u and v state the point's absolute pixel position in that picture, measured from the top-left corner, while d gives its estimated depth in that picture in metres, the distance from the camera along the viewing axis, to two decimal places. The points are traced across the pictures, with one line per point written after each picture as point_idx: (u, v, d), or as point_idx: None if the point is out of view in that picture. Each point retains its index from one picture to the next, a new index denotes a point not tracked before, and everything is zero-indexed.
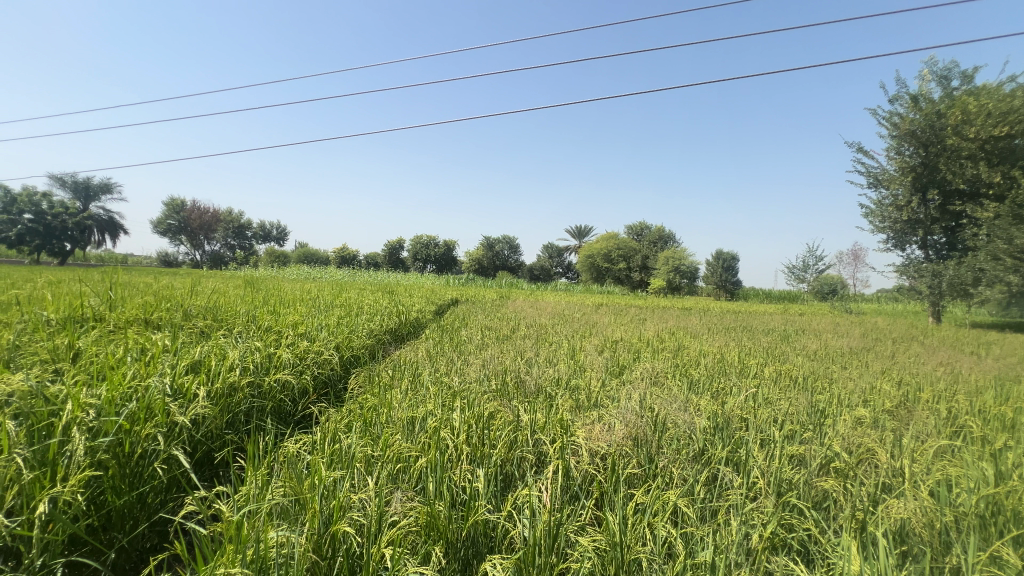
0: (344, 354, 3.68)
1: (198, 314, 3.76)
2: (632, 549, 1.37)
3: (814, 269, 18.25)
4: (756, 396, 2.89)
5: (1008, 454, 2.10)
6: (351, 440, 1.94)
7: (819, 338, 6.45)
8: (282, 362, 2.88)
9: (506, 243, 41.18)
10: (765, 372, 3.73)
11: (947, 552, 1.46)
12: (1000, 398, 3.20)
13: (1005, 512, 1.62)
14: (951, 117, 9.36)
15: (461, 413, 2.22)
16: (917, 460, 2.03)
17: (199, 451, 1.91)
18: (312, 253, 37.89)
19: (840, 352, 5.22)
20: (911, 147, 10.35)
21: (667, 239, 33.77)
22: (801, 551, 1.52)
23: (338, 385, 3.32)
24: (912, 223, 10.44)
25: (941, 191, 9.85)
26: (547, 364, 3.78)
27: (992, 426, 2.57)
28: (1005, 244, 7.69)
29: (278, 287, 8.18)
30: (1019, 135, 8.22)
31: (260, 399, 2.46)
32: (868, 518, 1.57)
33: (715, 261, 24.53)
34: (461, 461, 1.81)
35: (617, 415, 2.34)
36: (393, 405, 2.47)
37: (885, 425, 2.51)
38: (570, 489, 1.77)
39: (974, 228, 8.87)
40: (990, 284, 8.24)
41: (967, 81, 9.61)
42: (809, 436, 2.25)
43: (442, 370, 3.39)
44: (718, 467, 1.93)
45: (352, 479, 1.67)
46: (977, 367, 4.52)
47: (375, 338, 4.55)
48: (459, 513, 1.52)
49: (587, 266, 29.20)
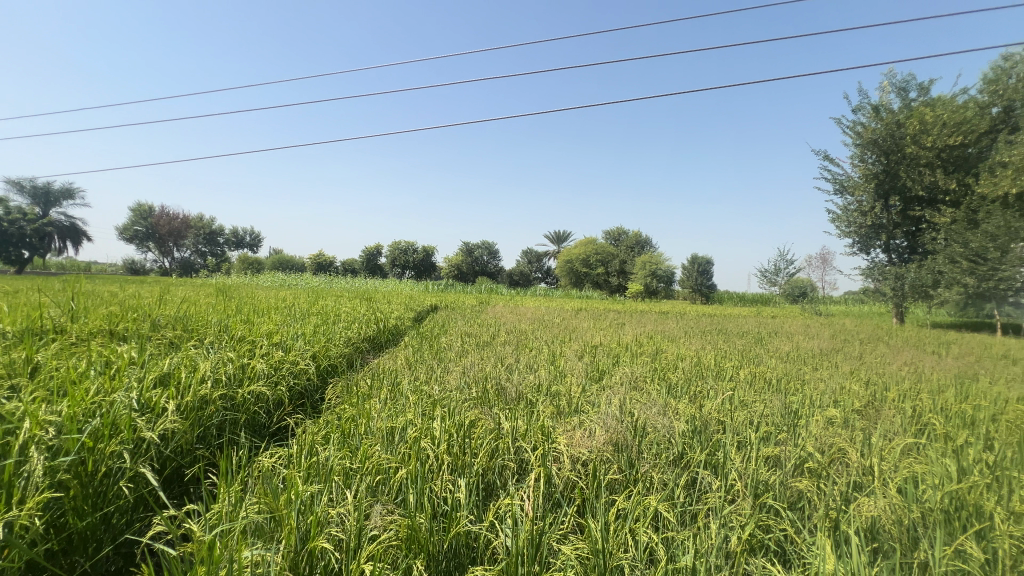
0: (321, 363, 3.61)
1: (167, 324, 3.64)
2: (614, 556, 1.38)
3: (784, 272, 18.83)
4: (732, 399, 2.95)
5: (970, 450, 2.19)
6: (328, 453, 1.89)
7: (791, 340, 6.63)
8: (256, 373, 2.80)
9: (486, 249, 41.60)
10: (741, 374, 3.82)
11: (914, 548, 1.52)
12: (961, 395, 3.36)
13: (968, 507, 1.69)
14: (910, 126, 9.80)
15: (441, 422, 2.20)
16: (885, 458, 2.10)
17: (168, 468, 1.84)
18: (287, 260, 37.10)
19: (812, 353, 5.39)
20: (873, 155, 10.63)
21: (645, 244, 34.42)
22: (778, 552, 1.56)
23: (315, 396, 3.25)
24: (875, 228, 10.77)
25: (902, 197, 10.28)
26: (527, 370, 3.78)
27: (954, 423, 2.68)
28: (963, 247, 8.27)
29: (251, 295, 7.97)
30: (972, 144, 8.83)
31: (232, 412, 2.38)
32: (841, 517, 1.62)
33: (692, 265, 25.02)
34: (441, 471, 1.79)
35: (597, 421, 2.35)
36: (372, 415, 2.42)
37: (855, 425, 2.59)
38: (552, 497, 1.76)
39: (933, 232, 9.52)
40: (949, 285, 8.81)
41: (924, 92, 10.09)
42: (784, 437, 2.31)
43: (421, 378, 3.36)
44: (697, 471, 1.96)
45: (329, 493, 1.64)
46: (939, 366, 4.73)
47: (352, 346, 4.49)
48: (440, 525, 1.50)
49: (566, 271, 29.49)
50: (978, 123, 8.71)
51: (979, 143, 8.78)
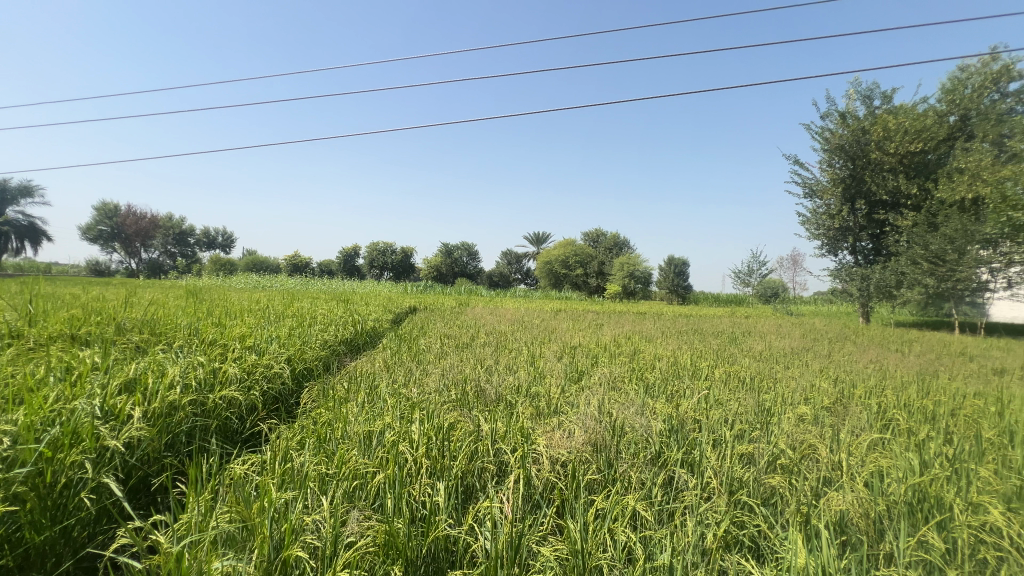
0: (297, 367, 3.53)
1: (133, 328, 3.50)
2: (593, 557, 1.39)
3: (757, 273, 19.33)
4: (707, 397, 3.02)
5: (931, 444, 2.28)
6: (304, 459, 1.86)
7: (764, 339, 6.81)
8: (228, 377, 2.72)
9: (465, 250, 41.51)
10: (716, 373, 3.90)
11: (880, 540, 1.57)
12: (922, 391, 3.50)
13: (930, 499, 1.76)
14: (874, 133, 10.33)
15: (420, 425, 2.18)
16: (853, 453, 2.17)
17: (134, 478, 1.77)
18: (261, 261, 36.23)
19: (783, 352, 5.54)
20: (842, 160, 11.18)
21: (623, 245, 34.88)
22: (752, 547, 1.59)
23: (290, 401, 3.18)
24: (844, 230, 11.32)
25: (867, 201, 10.66)
26: (507, 371, 3.78)
27: (916, 418, 2.79)
28: (924, 249, 8.67)
29: (222, 297, 7.76)
30: (931, 150, 9.05)
31: (203, 418, 2.30)
32: (811, 511, 1.66)
33: (669, 266, 25.40)
34: (420, 475, 1.77)
35: (577, 421, 2.36)
36: (349, 419, 2.38)
37: (825, 421, 2.67)
38: (532, 498, 1.77)
39: (895, 235, 9.79)
40: (910, 286, 9.19)
41: (887, 100, 10.51)
42: (757, 435, 2.36)
43: (400, 380, 3.32)
44: (674, 469, 1.98)
45: (305, 500, 1.61)
46: (902, 363, 4.92)
47: (329, 349, 4.41)
48: (419, 529, 1.49)
49: (545, 272, 29.63)
50: (936, 130, 8.93)
51: (938, 149, 8.94)
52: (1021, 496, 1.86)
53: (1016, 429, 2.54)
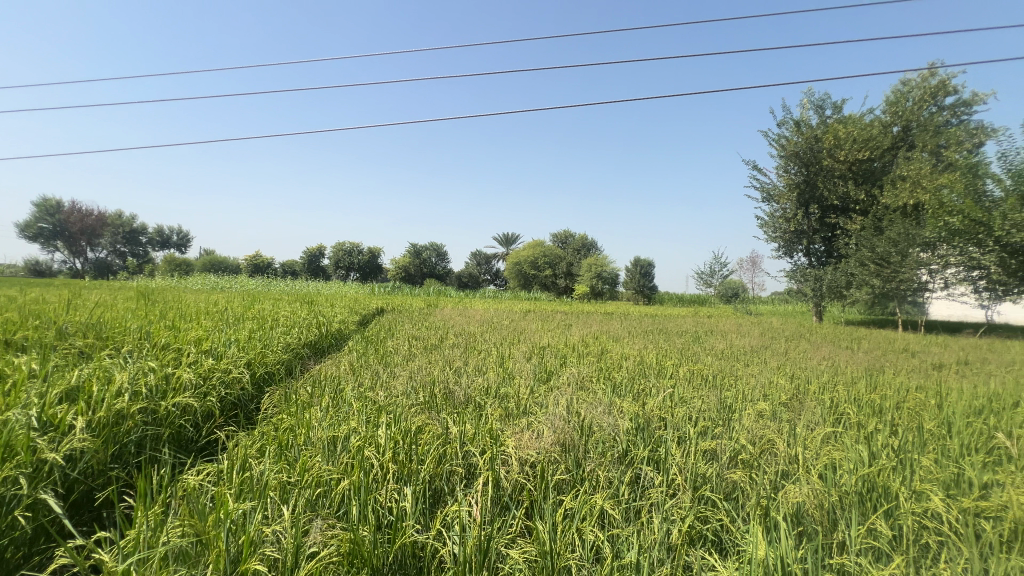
0: (257, 372, 3.40)
1: (77, 332, 3.29)
2: (562, 557, 1.40)
3: (719, 274, 19.98)
4: (672, 395, 3.09)
5: (879, 436, 2.42)
6: (263, 467, 1.79)
7: (725, 339, 7.04)
8: (183, 383, 2.59)
9: (434, 251, 41.15)
10: (680, 372, 4.00)
11: (833, 529, 1.65)
12: (870, 386, 3.71)
13: (878, 488, 1.87)
14: (825, 141, 10.54)
15: (387, 429, 2.14)
16: (809, 447, 2.27)
17: (75, 492, 1.66)
18: (219, 262, 34.78)
19: (744, 350, 5.75)
20: (796, 166, 11.19)
21: (591, 247, 35.40)
22: (715, 541, 1.64)
23: (250, 406, 3.07)
24: (798, 234, 11.44)
25: (820, 206, 11.05)
26: (476, 372, 3.77)
27: (865, 411, 2.95)
28: (869, 251, 9.62)
29: (176, 299, 7.40)
30: (877, 159, 10.11)
31: (154, 427, 2.19)
32: (770, 504, 1.73)
33: (635, 267, 25.91)
34: (386, 480, 1.74)
35: (546, 422, 2.38)
36: (312, 424, 2.31)
37: (782, 417, 2.78)
38: (500, 500, 1.76)
39: (846, 238, 10.54)
40: (858, 287, 10.00)
41: (837, 111, 11.09)
42: (719, 431, 2.44)
43: (366, 384, 3.24)
44: (640, 467, 2.02)
45: (264, 510, 1.55)
46: (852, 360, 5.20)
47: (291, 352, 4.27)
48: (385, 536, 1.46)
49: (513, 273, 29.68)
50: (882, 140, 10.00)
51: (882, 157, 10.09)
52: (958, 483, 1.99)
53: (953, 420, 2.74)
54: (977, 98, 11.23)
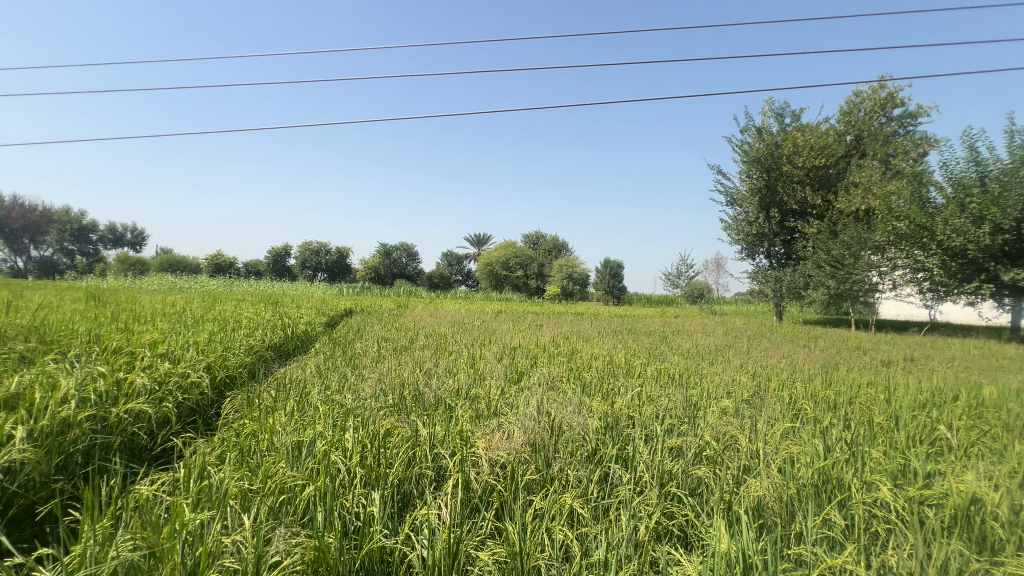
0: (217, 376, 3.27)
1: (17, 335, 3.07)
2: (531, 557, 1.41)
3: (685, 275, 20.54)
4: (640, 394, 3.15)
5: (833, 430, 2.54)
6: (223, 475, 1.73)
7: (691, 338, 7.22)
8: (136, 389, 2.47)
9: (404, 251, 40.63)
10: (647, 371, 4.08)
11: (791, 521, 1.72)
12: (826, 382, 3.90)
13: (832, 480, 1.96)
14: (785, 148, 10.89)
15: (355, 432, 2.10)
16: (769, 442, 2.36)
17: (14, 507, 1.56)
18: (177, 261, 33.25)
19: (708, 349, 5.93)
20: (757, 171, 11.48)
21: (562, 248, 35.78)
22: (681, 536, 1.68)
23: (209, 412, 2.95)
24: (759, 237, 11.79)
25: (780, 210, 11.43)
26: (447, 373, 3.75)
27: (821, 406, 3.10)
28: (825, 254, 10.12)
29: (129, 300, 7.01)
30: (832, 166, 10.64)
31: (104, 435, 2.07)
32: (733, 499, 1.78)
33: (605, 269, 26.31)
34: (353, 486, 1.70)
35: (517, 422, 2.38)
36: (276, 429, 2.24)
37: (744, 413, 2.88)
38: (470, 502, 1.75)
39: (804, 241, 10.98)
40: (815, 288, 10.44)
41: (796, 119, 11.58)
42: (685, 429, 2.51)
43: (333, 387, 3.16)
44: (608, 465, 2.05)
45: (223, 520, 1.50)
46: (809, 357, 5.46)
47: (254, 355, 4.12)
48: (351, 542, 1.43)
49: (485, 274, 29.60)
50: (836, 148, 10.57)
51: (837, 164, 10.63)
52: (904, 473, 2.11)
53: (901, 413, 2.90)
54: (922, 110, 11.95)
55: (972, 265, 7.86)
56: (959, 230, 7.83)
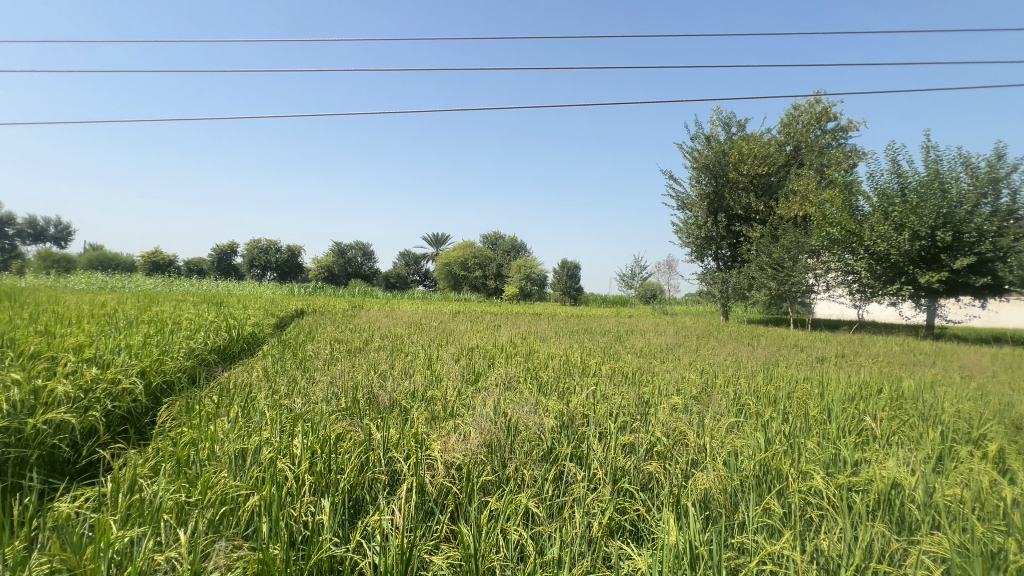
0: (152, 382, 3.05)
1: None
2: (486, 559, 1.41)
3: (639, 276, 21.18)
4: (595, 393, 3.22)
5: (773, 424, 2.70)
6: (157, 487, 1.62)
7: (644, 337, 7.46)
8: (57, 397, 2.27)
9: (360, 250, 39.61)
10: (602, 370, 4.18)
11: (735, 511, 1.81)
12: (766, 378, 4.15)
13: (771, 471, 2.07)
14: (732, 156, 11.43)
15: (304, 438, 2.02)
16: (715, 436, 2.47)
17: None
18: (108, 258, 30.85)
19: (660, 348, 6.15)
20: (706, 177, 11.96)
21: (520, 249, 36.00)
22: (633, 531, 1.73)
23: (143, 420, 2.75)
24: (707, 240, 12.27)
25: (727, 215, 11.98)
26: (403, 375, 3.68)
27: (762, 401, 3.29)
28: (767, 257, 10.58)
29: (51, 300, 6.41)
30: (774, 174, 11.29)
31: (17, 450, 1.89)
32: (682, 492, 1.85)
33: (562, 270, 26.66)
34: (302, 494, 1.64)
35: (473, 424, 2.37)
36: (217, 437, 2.12)
37: (692, 409, 3.01)
38: (424, 506, 1.73)
39: (748, 244, 11.55)
40: (758, 289, 10.96)
41: (741, 128, 12.20)
42: (637, 426, 2.58)
43: (282, 392, 3.03)
44: (563, 464, 2.08)
45: (157, 536, 1.40)
46: (751, 354, 5.77)
47: (195, 359, 3.88)
48: (299, 553, 1.37)
49: (443, 274, 29.33)
50: (777, 158, 11.22)
51: (778, 173, 11.29)
52: (835, 462, 2.27)
53: (833, 406, 3.13)
54: (852, 125, 12.90)
55: (894, 269, 8.71)
56: (883, 236, 8.61)
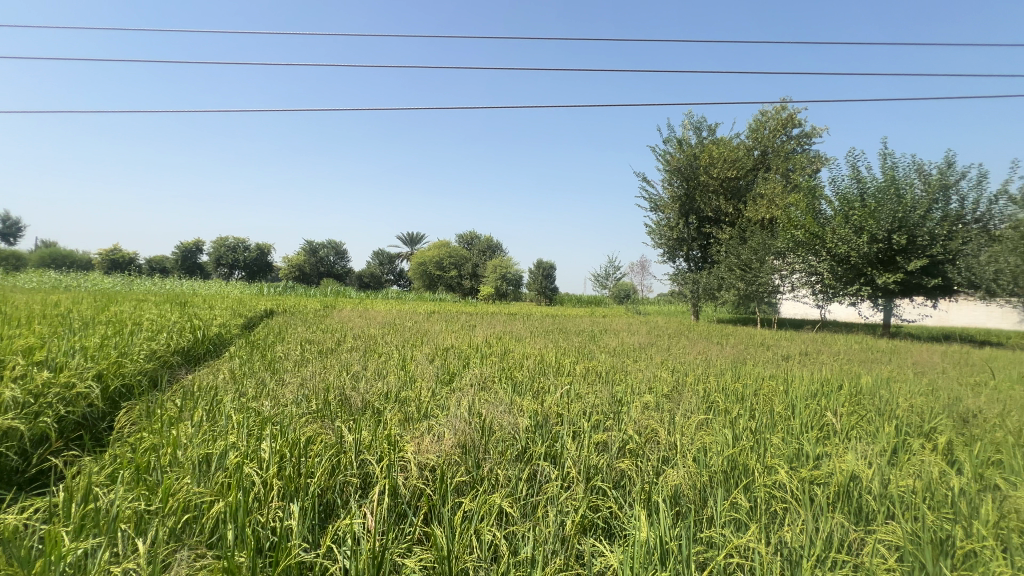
0: (110, 385, 2.92)
1: None
2: (460, 560, 1.40)
3: (613, 277, 21.45)
4: (569, 392, 3.24)
5: (740, 420, 2.78)
6: (115, 495, 1.55)
7: (617, 337, 7.56)
8: (4, 403, 2.14)
9: (332, 249, 38.82)
10: (576, 369, 4.22)
11: (703, 505, 1.85)
12: (735, 376, 4.26)
13: (738, 466, 2.14)
14: (702, 159, 11.70)
15: (272, 442, 1.97)
16: (685, 433, 2.52)
17: None
18: (62, 256, 29.32)
19: (633, 347, 6.25)
20: (678, 180, 12.22)
21: (496, 249, 35.95)
22: (605, 528, 1.75)
23: (99, 426, 2.62)
24: (679, 241, 12.53)
25: (698, 217, 12.26)
26: (376, 376, 3.63)
27: (730, 398, 3.38)
28: (736, 258, 10.87)
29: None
30: (742, 178, 11.62)
31: None
32: (653, 489, 1.89)
33: (538, 270, 26.75)
34: (270, 499, 1.60)
35: (446, 425, 2.35)
36: (180, 442, 2.04)
37: (664, 407, 3.07)
38: (397, 509, 1.70)
39: (718, 246, 11.85)
40: (727, 289, 11.25)
41: (712, 133, 12.51)
42: (610, 424, 2.62)
43: (249, 394, 2.94)
44: (538, 463, 2.09)
45: (114, 546, 1.34)
46: (721, 353, 5.92)
47: (156, 361, 3.73)
48: (266, 560, 1.34)
49: (418, 274, 29.06)
50: (745, 162, 11.55)
51: (746, 176, 11.62)
52: (799, 456, 2.36)
53: (797, 403, 3.24)
54: (816, 131, 13.42)
55: (854, 270, 9.09)
56: (843, 239, 8.98)
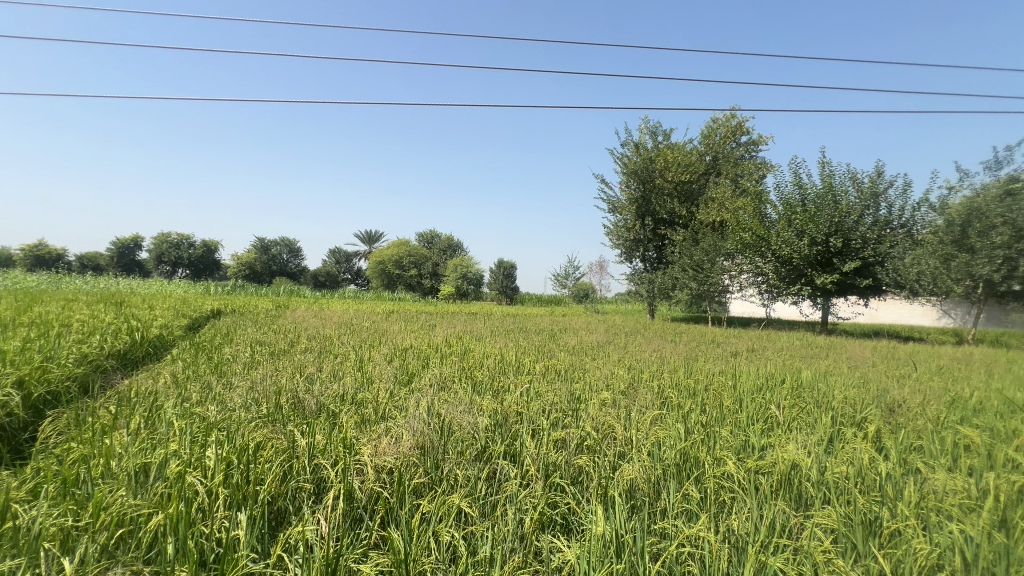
0: (32, 393, 2.68)
1: None
2: (417, 562, 1.39)
3: (573, 276, 21.76)
4: (529, 391, 3.26)
5: (692, 415, 2.89)
6: (37, 512, 1.43)
7: (577, 335, 7.68)
8: None
9: (285, 247, 37.35)
10: (536, 368, 4.25)
11: (657, 497, 1.92)
12: (687, 373, 4.42)
13: (690, 459, 2.22)
14: (658, 163, 12.07)
15: (218, 449, 1.87)
16: (640, 428, 2.60)
17: None
18: None
19: (592, 346, 6.36)
20: (635, 183, 12.53)
21: (457, 248, 35.70)
22: (563, 523, 1.78)
23: (20, 437, 2.40)
24: (635, 242, 12.87)
25: (653, 219, 12.64)
26: (331, 378, 3.52)
27: (683, 394, 3.50)
28: (689, 259, 11.25)
29: None
30: (695, 182, 12.08)
31: None
32: (609, 484, 1.93)
33: (499, 270, 26.76)
34: (215, 508, 1.52)
35: (404, 426, 2.31)
36: (115, 452, 1.90)
37: (621, 403, 3.14)
38: (352, 513, 1.66)
39: (672, 247, 12.25)
40: (681, 289, 11.62)
41: (667, 138, 12.94)
42: (569, 421, 2.65)
43: (193, 399, 2.78)
44: (497, 462, 2.09)
45: (35, 567, 1.24)
46: (675, 351, 6.13)
47: (87, 365, 3.46)
48: (210, 573, 1.27)
49: (377, 273, 28.42)
50: (697, 167, 12.02)
51: (699, 181, 12.10)
52: (745, 447, 2.48)
53: (744, 397, 3.40)
54: (763, 139, 14.14)
55: (796, 270, 9.66)
56: (787, 241, 9.54)
